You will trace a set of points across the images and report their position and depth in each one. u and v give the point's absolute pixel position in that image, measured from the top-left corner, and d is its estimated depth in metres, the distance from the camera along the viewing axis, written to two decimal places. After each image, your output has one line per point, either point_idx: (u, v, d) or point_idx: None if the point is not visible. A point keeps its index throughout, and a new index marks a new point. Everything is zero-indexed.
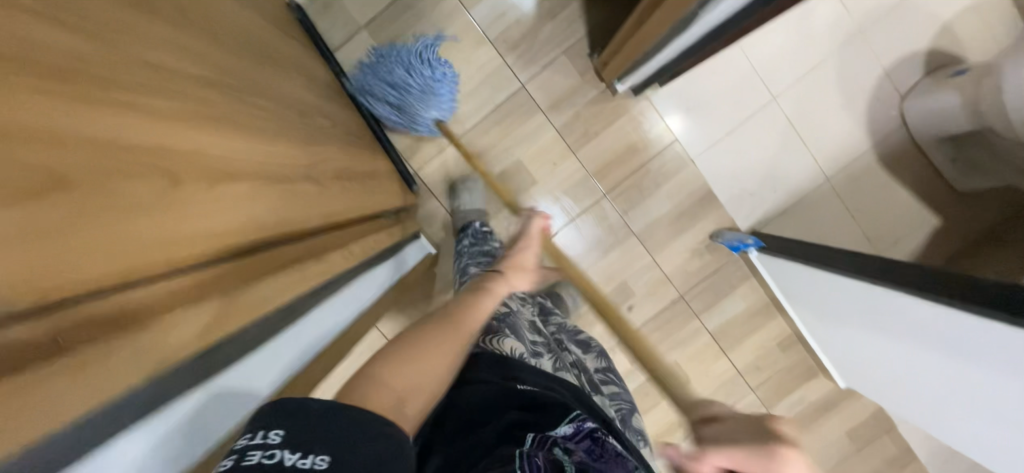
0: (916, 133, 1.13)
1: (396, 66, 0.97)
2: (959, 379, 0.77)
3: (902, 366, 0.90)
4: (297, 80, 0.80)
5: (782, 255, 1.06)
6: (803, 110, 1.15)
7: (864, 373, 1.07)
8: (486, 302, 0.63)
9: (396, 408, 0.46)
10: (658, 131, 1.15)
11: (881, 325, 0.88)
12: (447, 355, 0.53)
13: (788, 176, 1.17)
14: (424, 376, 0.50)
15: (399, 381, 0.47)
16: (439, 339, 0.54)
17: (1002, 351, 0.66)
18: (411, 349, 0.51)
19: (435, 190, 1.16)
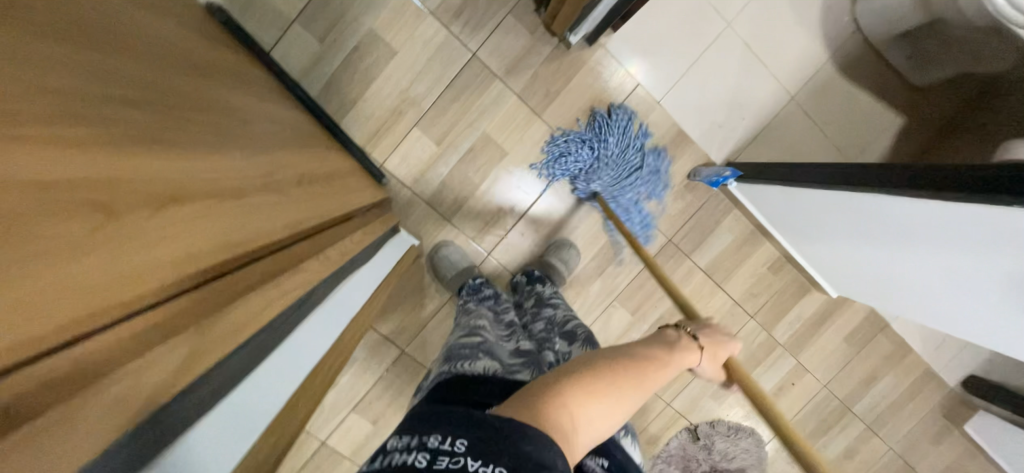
0: (869, 35, 1.14)
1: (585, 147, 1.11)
2: (937, 266, 0.79)
3: (885, 264, 0.92)
4: (236, 87, 0.74)
5: (762, 179, 1.07)
6: (758, 31, 1.13)
7: (853, 279, 1.10)
8: (663, 369, 0.55)
9: (573, 434, 0.41)
10: (620, 78, 1.12)
11: (859, 228, 0.89)
12: (629, 404, 0.48)
13: (754, 101, 1.16)
14: (606, 416, 0.45)
15: (579, 409, 0.43)
16: (627, 382, 0.48)
17: (969, 231, 0.68)
18: (611, 383, 0.47)
19: (406, 181, 1.11)
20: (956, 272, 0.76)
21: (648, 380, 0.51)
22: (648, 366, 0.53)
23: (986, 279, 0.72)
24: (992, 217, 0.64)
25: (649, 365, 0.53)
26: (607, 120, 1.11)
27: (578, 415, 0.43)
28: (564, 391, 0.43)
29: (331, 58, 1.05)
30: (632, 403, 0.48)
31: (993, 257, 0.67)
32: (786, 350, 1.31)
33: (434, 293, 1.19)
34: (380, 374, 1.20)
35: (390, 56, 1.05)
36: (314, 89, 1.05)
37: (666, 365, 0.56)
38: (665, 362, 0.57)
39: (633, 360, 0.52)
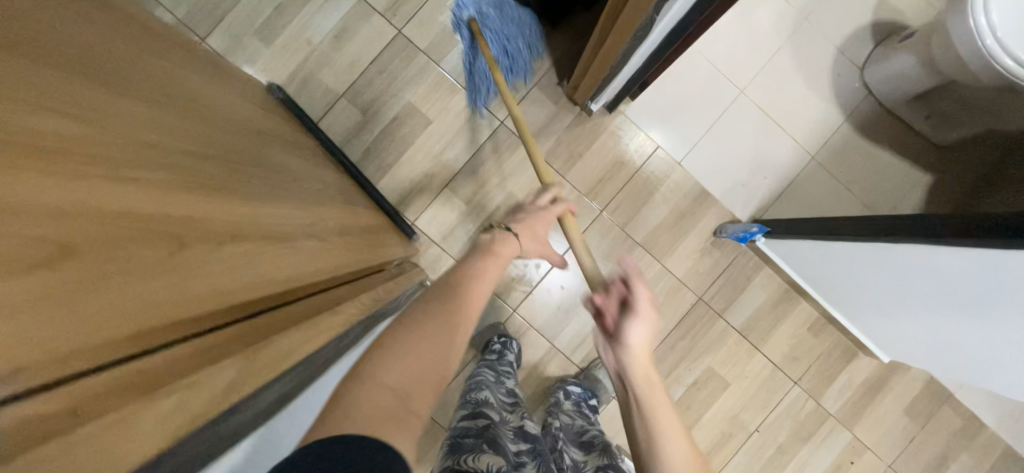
0: (883, 99, 1.18)
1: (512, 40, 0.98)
2: (987, 323, 0.76)
3: (936, 326, 0.87)
4: (288, 150, 0.82)
5: (791, 235, 1.05)
6: (770, 97, 1.19)
7: (908, 345, 1.03)
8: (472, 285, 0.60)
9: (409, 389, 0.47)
10: (640, 140, 1.17)
11: (898, 285, 0.88)
12: (440, 339, 0.52)
13: (774, 161, 1.19)
14: (425, 368, 0.49)
15: (393, 379, 0.47)
16: (428, 327, 0.52)
17: (1000, 280, 0.68)
18: (406, 341, 0.50)
19: (435, 238, 1.15)
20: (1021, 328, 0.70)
21: (447, 308, 0.55)
22: (445, 298, 0.57)
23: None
24: None
25: (446, 297, 0.57)
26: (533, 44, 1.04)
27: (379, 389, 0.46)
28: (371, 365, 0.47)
29: (371, 128, 1.15)
30: (441, 335, 0.52)
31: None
32: (838, 421, 1.20)
33: None
34: None
35: (425, 125, 1.15)
36: (355, 154, 1.15)
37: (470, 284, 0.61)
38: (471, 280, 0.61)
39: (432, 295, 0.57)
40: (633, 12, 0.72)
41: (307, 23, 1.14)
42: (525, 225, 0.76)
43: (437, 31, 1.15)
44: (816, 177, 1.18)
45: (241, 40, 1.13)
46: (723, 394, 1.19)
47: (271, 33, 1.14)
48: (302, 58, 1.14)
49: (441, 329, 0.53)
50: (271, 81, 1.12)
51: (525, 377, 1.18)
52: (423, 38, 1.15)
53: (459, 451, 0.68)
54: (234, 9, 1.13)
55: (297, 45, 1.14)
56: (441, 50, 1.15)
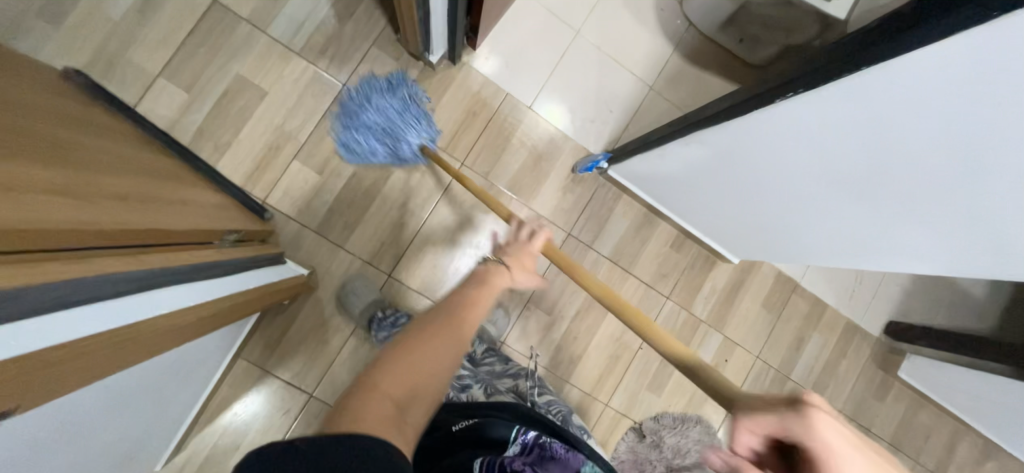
0: (701, 28, 1.29)
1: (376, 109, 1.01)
2: (811, 178, 0.80)
3: (782, 201, 0.91)
4: (70, 120, 0.74)
5: (631, 154, 1.13)
6: (604, 35, 1.26)
7: (758, 238, 1.12)
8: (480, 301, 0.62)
9: (413, 394, 0.47)
10: (489, 89, 1.19)
11: (738, 171, 0.92)
12: (446, 353, 0.52)
13: (616, 95, 1.26)
14: (424, 384, 0.48)
15: (394, 388, 0.45)
16: (433, 346, 0.52)
17: (797, 125, 0.72)
18: (403, 356, 0.49)
19: (291, 213, 1.11)
20: (856, 193, 0.76)
21: (452, 334, 0.54)
22: (449, 327, 0.55)
23: (839, 171, 0.74)
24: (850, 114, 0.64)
25: (454, 325, 0.56)
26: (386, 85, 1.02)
27: (384, 393, 0.44)
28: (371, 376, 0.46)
29: (200, 106, 1.07)
30: (446, 351, 0.52)
31: (824, 141, 0.71)
32: (709, 325, 1.31)
33: (336, 327, 1.13)
34: (289, 427, 1.11)
35: (260, 96, 1.09)
36: (186, 136, 1.07)
37: (473, 306, 0.60)
38: (476, 298, 0.62)
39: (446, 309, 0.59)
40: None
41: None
42: (511, 257, 0.74)
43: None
44: (655, 105, 1.27)
45: (22, 23, 1.00)
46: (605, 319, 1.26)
47: (60, 15, 1.03)
48: (103, 37, 1.04)
49: (445, 353, 0.52)
50: (67, 65, 1.00)
51: None
52: (242, 5, 1.09)
53: None
54: None
55: (95, 24, 1.04)
56: (264, 16, 1.10)
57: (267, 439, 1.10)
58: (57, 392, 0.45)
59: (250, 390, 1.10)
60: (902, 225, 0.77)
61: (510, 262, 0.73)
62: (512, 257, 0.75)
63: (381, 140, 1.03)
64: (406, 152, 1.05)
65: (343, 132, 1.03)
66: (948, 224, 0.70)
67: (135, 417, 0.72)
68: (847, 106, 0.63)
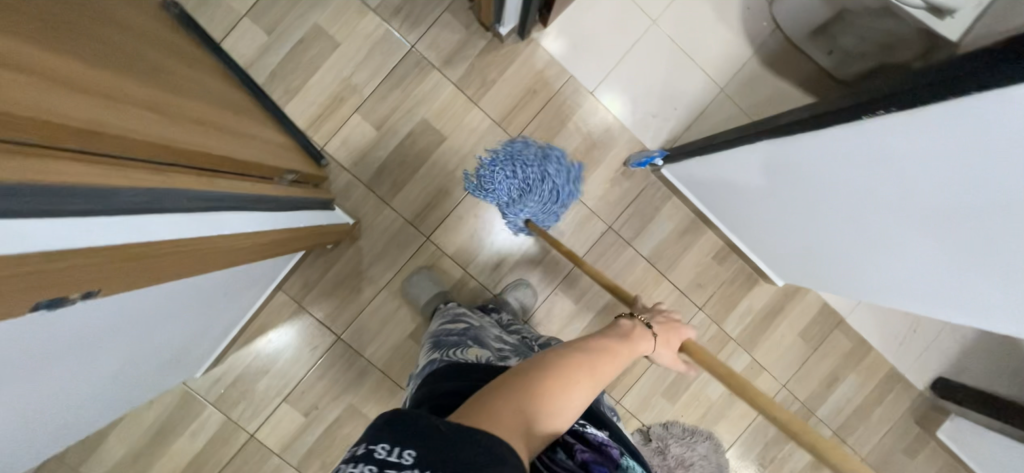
0: (789, 33, 1.20)
1: (528, 171, 0.97)
2: (862, 208, 0.78)
3: (826, 227, 0.90)
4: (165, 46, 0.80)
5: (688, 156, 1.09)
6: (681, 28, 1.20)
7: (812, 267, 1.07)
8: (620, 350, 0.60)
9: (545, 415, 0.46)
10: (553, 69, 1.18)
11: (791, 188, 0.90)
12: (583, 387, 0.51)
13: (684, 92, 1.21)
14: (557, 409, 0.47)
15: (532, 403, 0.45)
16: (577, 380, 0.51)
17: (862, 152, 0.70)
18: (544, 375, 0.49)
19: (346, 164, 1.15)
20: (927, 232, 0.71)
21: (598, 373, 0.53)
22: (590, 362, 0.54)
23: (891, 207, 0.72)
24: (929, 144, 0.60)
25: (597, 363, 0.54)
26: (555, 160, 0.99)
27: (519, 406, 0.44)
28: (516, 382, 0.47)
29: (277, 49, 1.13)
30: (584, 385, 0.51)
31: (884, 173, 0.69)
32: (738, 344, 1.27)
33: (372, 279, 1.18)
34: (315, 362, 1.19)
35: (332, 47, 1.13)
36: (261, 77, 1.12)
37: (615, 355, 0.58)
38: (619, 348, 0.60)
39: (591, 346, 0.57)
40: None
41: None
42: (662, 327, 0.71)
43: None
44: (723, 108, 1.21)
45: None
46: None
47: None
48: None
49: (588, 393, 0.51)
50: None
51: None
52: None
53: (444, 348, 0.75)
54: None
55: None
56: None
57: (295, 369, 1.18)
58: (131, 286, 0.50)
59: (285, 322, 1.18)
60: (941, 271, 0.75)
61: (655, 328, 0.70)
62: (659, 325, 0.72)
63: (513, 193, 0.99)
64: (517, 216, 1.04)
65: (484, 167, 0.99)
66: (988, 281, 0.68)
67: (187, 325, 0.79)
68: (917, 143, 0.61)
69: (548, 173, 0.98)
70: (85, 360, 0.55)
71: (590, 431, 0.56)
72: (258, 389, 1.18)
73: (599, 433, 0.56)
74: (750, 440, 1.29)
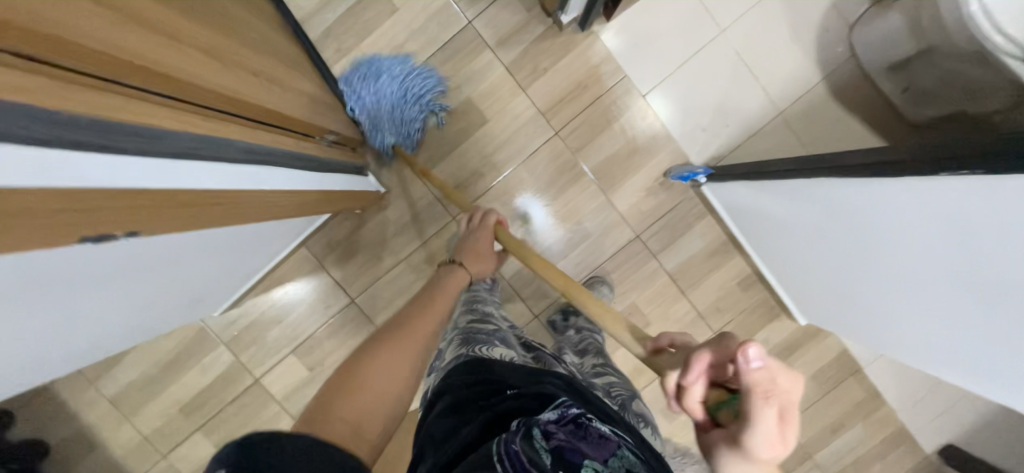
0: (867, 64, 1.13)
1: (379, 83, 1.08)
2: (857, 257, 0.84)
3: (825, 269, 0.95)
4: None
5: (731, 177, 1.06)
6: (750, 42, 1.14)
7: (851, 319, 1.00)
8: (422, 324, 0.67)
9: (367, 406, 0.49)
10: (607, 66, 1.14)
11: (803, 228, 0.94)
12: (394, 368, 0.55)
13: (740, 110, 1.16)
14: (379, 399, 0.51)
15: (349, 408, 0.47)
16: (384, 364, 0.55)
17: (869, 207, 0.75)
18: (355, 377, 0.52)
19: None
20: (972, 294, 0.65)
21: (404, 353, 0.59)
22: (398, 345, 0.59)
23: (888, 259, 0.77)
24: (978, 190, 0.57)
25: (400, 346, 0.59)
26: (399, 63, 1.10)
27: (340, 410, 0.47)
28: (334, 392, 0.49)
29: (335, 7, 1.12)
30: (396, 367, 0.56)
31: (886, 226, 0.74)
32: None
33: (393, 249, 1.19)
34: (326, 320, 1.21)
35: (390, 13, 1.12)
36: (315, 32, 1.12)
37: (416, 334, 0.64)
38: (420, 330, 0.67)
39: (392, 334, 0.62)
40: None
41: None
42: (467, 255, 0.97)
43: None
44: (779, 132, 1.16)
45: None
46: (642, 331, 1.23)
47: None
48: None
49: (403, 376, 0.56)
50: None
51: None
52: None
53: (469, 342, 0.74)
54: None
55: None
56: None
57: (305, 323, 1.21)
58: (168, 227, 0.50)
59: (304, 277, 1.20)
60: (975, 346, 0.70)
61: (463, 256, 0.96)
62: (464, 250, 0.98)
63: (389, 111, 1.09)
64: (376, 141, 1.12)
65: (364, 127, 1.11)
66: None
67: (212, 267, 0.81)
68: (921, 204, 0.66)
69: (399, 78, 1.09)
70: (118, 289, 0.57)
71: (596, 425, 0.53)
72: (268, 337, 1.21)
73: (601, 427, 0.53)
74: None
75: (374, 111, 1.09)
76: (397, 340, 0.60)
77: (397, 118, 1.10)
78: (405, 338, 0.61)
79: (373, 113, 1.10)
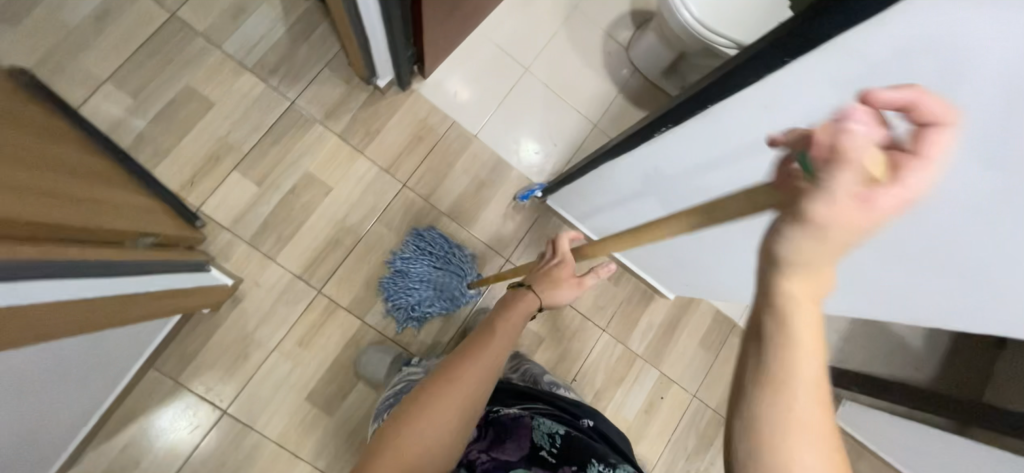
0: (647, 74, 1.35)
1: (418, 266, 1.15)
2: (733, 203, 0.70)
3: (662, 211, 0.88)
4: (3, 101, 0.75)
5: (560, 186, 1.17)
6: (553, 73, 1.32)
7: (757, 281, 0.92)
8: (493, 349, 0.71)
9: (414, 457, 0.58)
10: (436, 116, 1.24)
11: (641, 193, 0.90)
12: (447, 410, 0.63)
13: (562, 129, 1.31)
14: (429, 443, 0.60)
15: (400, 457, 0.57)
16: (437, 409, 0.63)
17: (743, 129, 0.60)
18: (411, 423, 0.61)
19: (225, 222, 1.11)
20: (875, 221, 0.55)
21: (453, 396, 0.65)
22: (450, 388, 0.65)
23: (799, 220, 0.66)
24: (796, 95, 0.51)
25: (456, 382, 0.66)
26: (424, 242, 1.16)
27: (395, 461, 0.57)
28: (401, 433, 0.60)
29: (145, 112, 1.09)
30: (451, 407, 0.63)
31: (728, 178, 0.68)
32: (644, 360, 1.32)
33: (260, 341, 1.11)
34: (197, 444, 1.06)
35: (207, 107, 1.12)
36: (127, 139, 1.08)
37: (481, 365, 0.69)
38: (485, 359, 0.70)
39: (450, 370, 0.68)
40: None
41: (64, 7, 1.07)
42: (546, 286, 0.86)
43: (218, 15, 1.14)
44: (598, 139, 1.32)
45: None
46: (540, 349, 1.25)
47: (17, 15, 1.05)
48: (56, 43, 1.06)
49: (451, 416, 0.63)
50: (15, 65, 1.02)
51: (337, 358, 1.13)
52: (199, 19, 1.13)
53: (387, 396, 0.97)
54: None
55: (53, 29, 1.06)
56: (220, 33, 1.14)
57: (172, 455, 1.05)
58: None
59: (159, 403, 1.05)
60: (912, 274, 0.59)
61: (538, 289, 0.85)
62: (541, 279, 0.87)
63: (430, 289, 1.15)
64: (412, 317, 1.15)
65: (401, 314, 1.14)
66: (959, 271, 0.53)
67: (13, 420, 0.69)
68: (817, 94, 0.49)
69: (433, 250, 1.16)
70: None
71: (504, 414, 0.74)
72: None
73: (512, 412, 0.74)
74: (671, 455, 1.31)
75: (417, 295, 1.14)
76: (450, 380, 0.66)
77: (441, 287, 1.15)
78: (457, 378, 0.66)
79: (418, 295, 1.14)
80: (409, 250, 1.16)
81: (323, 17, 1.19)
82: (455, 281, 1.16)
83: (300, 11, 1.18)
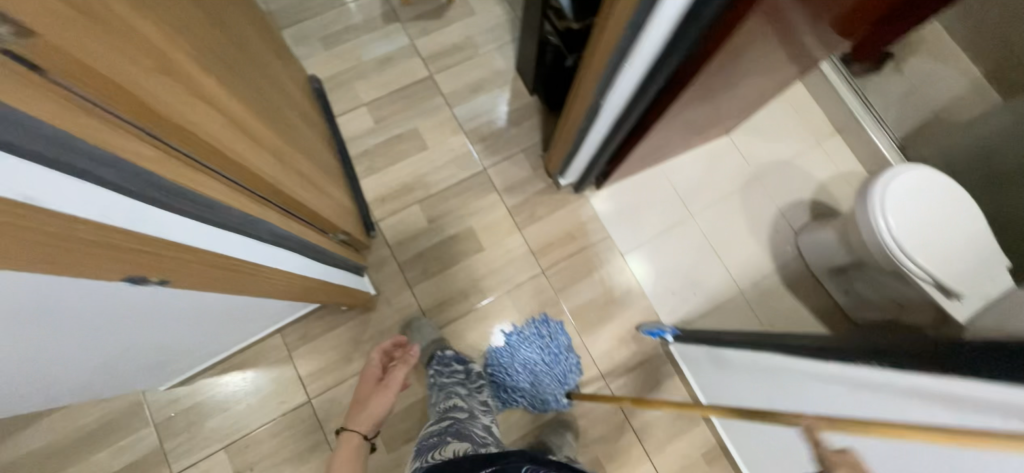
0: (812, 265, 1.32)
1: (532, 351, 1.20)
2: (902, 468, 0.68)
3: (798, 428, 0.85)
4: (277, 97, 0.92)
5: (694, 342, 1.14)
6: (716, 228, 1.35)
7: None
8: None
9: None
10: (595, 225, 1.32)
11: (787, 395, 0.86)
12: None
13: (706, 283, 1.31)
14: None
15: None
16: None
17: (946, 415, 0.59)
18: None
19: (390, 242, 1.26)
20: None
21: None
22: None
23: None
24: None
25: None
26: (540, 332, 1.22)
27: None
28: None
29: (377, 136, 1.32)
30: None
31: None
32: None
33: (366, 354, 1.19)
34: (275, 416, 1.14)
35: (421, 149, 1.33)
36: (355, 151, 1.31)
37: None
38: None
39: None
40: (585, 92, 0.86)
41: (363, 45, 1.39)
42: (356, 418, 0.92)
43: (462, 86, 1.38)
44: (739, 307, 1.29)
45: (306, 40, 1.38)
46: None
47: (331, 42, 1.38)
48: (346, 67, 1.36)
49: None
50: (314, 74, 1.33)
51: (418, 401, 1.17)
52: (447, 83, 1.38)
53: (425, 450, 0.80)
54: (309, 20, 1.39)
55: (348, 57, 1.37)
56: (457, 98, 1.37)
57: (252, 418, 1.13)
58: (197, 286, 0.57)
59: (265, 366, 1.17)
60: None
61: (357, 424, 0.90)
62: (360, 417, 0.92)
63: (529, 379, 1.17)
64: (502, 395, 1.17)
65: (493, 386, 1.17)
66: None
67: (189, 333, 0.82)
68: None
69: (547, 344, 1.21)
70: (98, 339, 0.59)
71: None
72: (205, 425, 1.12)
73: None
74: None
75: (515, 378, 1.17)
76: None
77: (540, 382, 1.17)
78: None
79: (517, 380, 1.17)
80: (525, 333, 1.22)
81: (539, 113, 1.38)
82: (555, 386, 1.18)
83: (522, 102, 1.38)
